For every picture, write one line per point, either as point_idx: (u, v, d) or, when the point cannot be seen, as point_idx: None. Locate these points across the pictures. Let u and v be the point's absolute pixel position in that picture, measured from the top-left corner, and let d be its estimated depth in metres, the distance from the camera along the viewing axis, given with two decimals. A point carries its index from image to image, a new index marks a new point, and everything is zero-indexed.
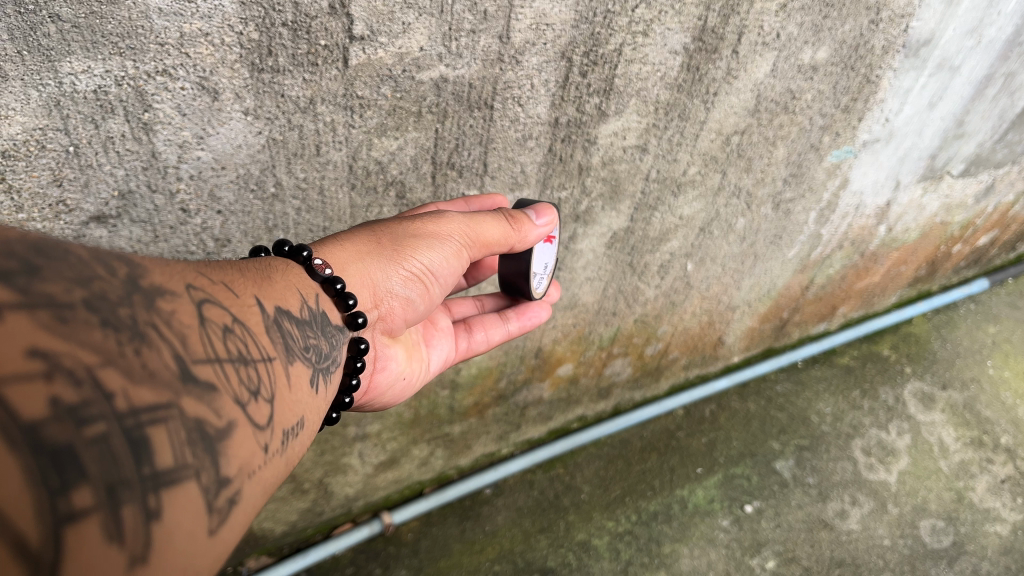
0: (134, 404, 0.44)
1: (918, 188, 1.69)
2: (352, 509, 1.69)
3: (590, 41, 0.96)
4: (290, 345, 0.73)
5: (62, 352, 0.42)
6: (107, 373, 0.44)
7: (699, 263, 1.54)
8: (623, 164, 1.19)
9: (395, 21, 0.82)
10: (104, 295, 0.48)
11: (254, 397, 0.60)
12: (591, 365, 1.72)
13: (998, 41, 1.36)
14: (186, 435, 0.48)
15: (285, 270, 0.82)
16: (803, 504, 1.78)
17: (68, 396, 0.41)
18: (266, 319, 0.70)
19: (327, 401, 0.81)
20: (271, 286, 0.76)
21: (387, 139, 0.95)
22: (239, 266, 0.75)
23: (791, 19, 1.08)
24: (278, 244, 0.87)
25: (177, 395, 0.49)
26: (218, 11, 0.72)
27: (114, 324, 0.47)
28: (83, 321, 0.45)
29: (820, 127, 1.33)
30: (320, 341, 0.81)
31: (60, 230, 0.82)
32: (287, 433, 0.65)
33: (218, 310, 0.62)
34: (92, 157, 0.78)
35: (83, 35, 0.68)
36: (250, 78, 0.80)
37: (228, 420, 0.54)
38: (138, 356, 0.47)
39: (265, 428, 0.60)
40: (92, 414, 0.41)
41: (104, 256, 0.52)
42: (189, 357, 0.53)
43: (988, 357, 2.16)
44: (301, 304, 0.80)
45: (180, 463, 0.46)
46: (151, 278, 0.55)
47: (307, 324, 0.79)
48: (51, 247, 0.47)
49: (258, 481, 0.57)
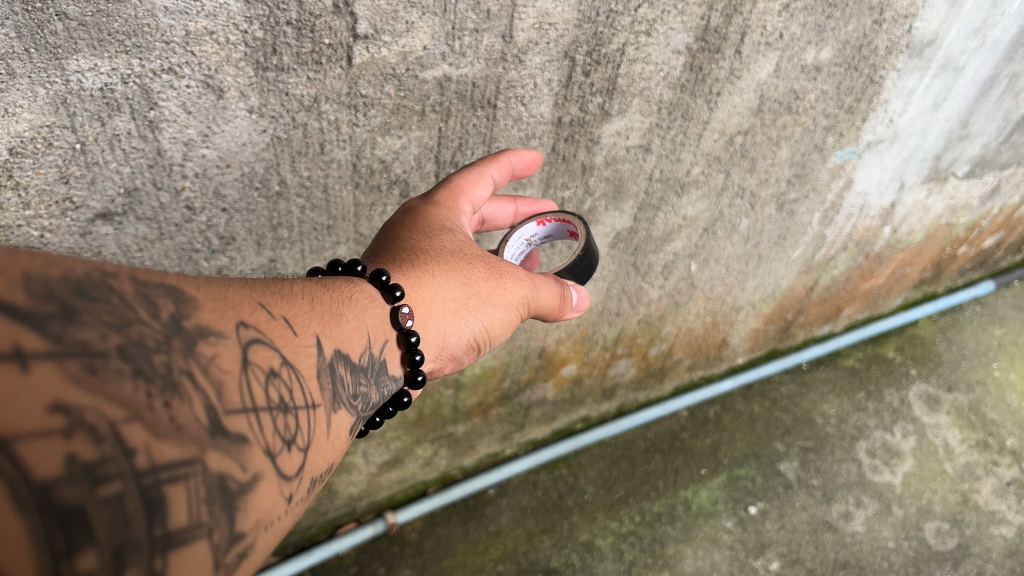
0: (155, 462, 0.44)
1: (922, 189, 1.69)
2: (356, 508, 1.69)
3: (592, 41, 0.97)
4: (338, 391, 0.70)
5: (86, 407, 0.42)
6: (131, 429, 0.44)
7: (702, 263, 1.54)
8: (626, 163, 1.20)
9: (398, 20, 0.83)
10: (141, 341, 0.48)
11: (286, 446, 0.58)
12: (594, 366, 1.72)
13: (1003, 41, 1.35)
14: (205, 493, 0.47)
15: (364, 308, 0.79)
16: (807, 506, 1.78)
17: (86, 452, 0.41)
18: (320, 362, 0.67)
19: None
20: (337, 325, 0.73)
21: (390, 138, 0.96)
22: (309, 293, 0.73)
23: (794, 19, 1.08)
24: (374, 271, 0.83)
25: (203, 450, 0.48)
26: (223, 10, 0.73)
27: (147, 374, 0.47)
28: (113, 371, 0.45)
29: (824, 127, 1.33)
30: (370, 391, 0.77)
31: (67, 227, 0.83)
32: (315, 480, 0.63)
33: (267, 351, 0.60)
34: (98, 154, 0.78)
35: (89, 33, 0.69)
36: (254, 76, 0.80)
37: (254, 473, 0.52)
38: (167, 409, 0.47)
39: (293, 479, 0.58)
40: (109, 473, 0.42)
41: (151, 293, 0.51)
42: (222, 409, 0.51)
43: (994, 360, 2.15)
44: (364, 348, 0.76)
45: (194, 523, 0.46)
46: (198, 317, 0.54)
47: (362, 370, 0.75)
48: (95, 285, 0.48)
49: (276, 534, 0.55)
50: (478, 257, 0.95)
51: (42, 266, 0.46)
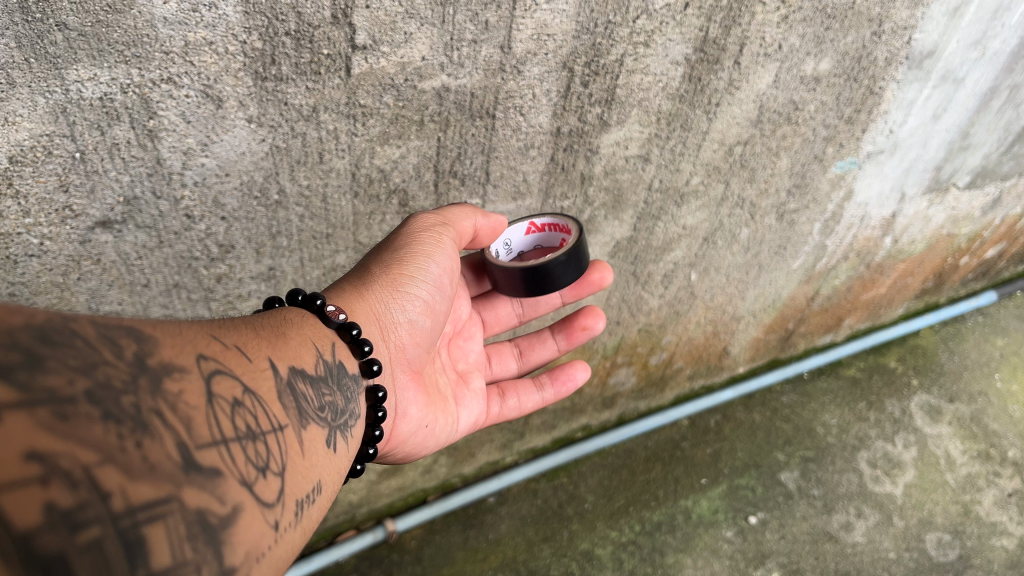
0: (131, 503, 0.45)
1: (923, 200, 1.69)
2: (356, 516, 1.70)
3: (591, 51, 0.97)
4: (304, 406, 0.73)
5: (60, 452, 0.43)
6: (104, 471, 0.45)
7: (703, 272, 1.54)
8: (626, 173, 1.20)
9: (396, 30, 0.83)
10: (108, 382, 0.49)
11: (262, 473, 0.60)
12: (594, 374, 1.72)
13: (1003, 53, 1.36)
14: (186, 530, 0.48)
15: (301, 322, 0.83)
16: (808, 516, 1.77)
17: (64, 499, 0.42)
18: (279, 382, 0.70)
19: (348, 455, 0.82)
20: (285, 343, 0.77)
21: (389, 147, 0.96)
22: (252, 325, 0.76)
23: (793, 30, 1.09)
24: (291, 293, 0.89)
25: (178, 487, 0.49)
26: (223, 20, 0.74)
27: (116, 416, 0.48)
28: (83, 415, 0.46)
29: (824, 138, 1.33)
30: (336, 397, 0.82)
31: (67, 234, 0.83)
32: (301, 501, 0.65)
33: (228, 381, 0.62)
34: (98, 163, 0.79)
35: (88, 43, 0.69)
36: (253, 86, 0.81)
37: (233, 505, 0.53)
38: (139, 450, 0.48)
39: (275, 504, 0.60)
40: (87, 517, 0.42)
41: (112, 333, 0.52)
42: (192, 443, 0.52)
43: (996, 370, 2.14)
44: (316, 358, 0.80)
45: (179, 561, 0.46)
46: (161, 355, 0.55)
47: (322, 380, 0.79)
48: (57, 331, 0.48)
49: (268, 563, 0.56)
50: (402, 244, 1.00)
51: (2, 315, 0.46)
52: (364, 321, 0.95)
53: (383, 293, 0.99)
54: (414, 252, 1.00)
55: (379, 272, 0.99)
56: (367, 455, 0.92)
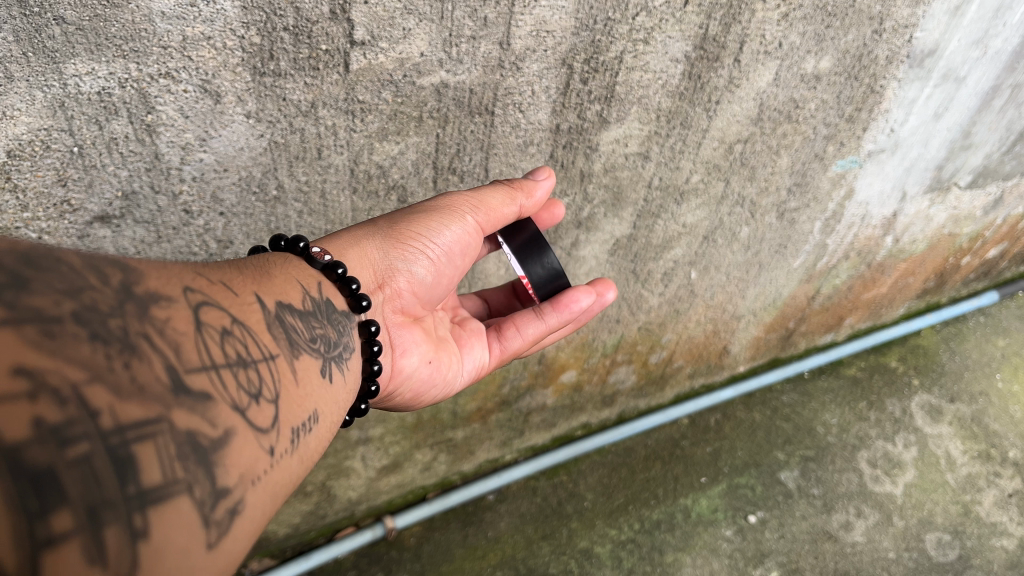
0: (120, 421, 0.45)
1: (925, 200, 1.69)
2: (355, 512, 1.70)
3: (590, 48, 0.97)
4: (295, 338, 0.73)
5: (47, 368, 0.43)
6: (93, 389, 0.45)
7: (703, 271, 1.54)
8: (625, 171, 1.20)
9: (395, 26, 0.83)
10: (93, 306, 0.49)
11: (255, 400, 0.60)
12: (594, 372, 1.72)
13: (1004, 52, 1.35)
14: (177, 449, 0.48)
15: (284, 264, 0.83)
16: (807, 515, 1.77)
17: (51, 415, 0.42)
18: (267, 316, 0.71)
19: (346, 387, 0.83)
20: (270, 281, 0.77)
21: (388, 144, 0.97)
22: (237, 265, 0.76)
23: (793, 28, 1.08)
24: (275, 240, 0.89)
25: (168, 407, 0.49)
26: (221, 15, 0.74)
27: (103, 337, 0.48)
28: (69, 334, 0.46)
29: (824, 136, 1.33)
30: (328, 330, 0.82)
31: (65, 229, 0.83)
32: (298, 429, 0.66)
33: (216, 312, 0.63)
34: (96, 158, 0.79)
35: (87, 37, 0.69)
36: (251, 81, 0.81)
37: (225, 428, 0.54)
38: (127, 369, 0.48)
39: (269, 430, 0.60)
40: (75, 433, 0.42)
41: (98, 263, 0.53)
42: (182, 367, 0.53)
43: (997, 371, 2.14)
44: (303, 295, 0.80)
45: (169, 480, 0.46)
46: (147, 284, 0.56)
47: (310, 315, 0.80)
48: (42, 257, 0.49)
49: (265, 486, 0.57)
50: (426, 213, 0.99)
51: None
52: (354, 265, 0.95)
53: (383, 241, 0.98)
54: (433, 219, 0.98)
55: (386, 223, 0.99)
56: (368, 393, 0.92)
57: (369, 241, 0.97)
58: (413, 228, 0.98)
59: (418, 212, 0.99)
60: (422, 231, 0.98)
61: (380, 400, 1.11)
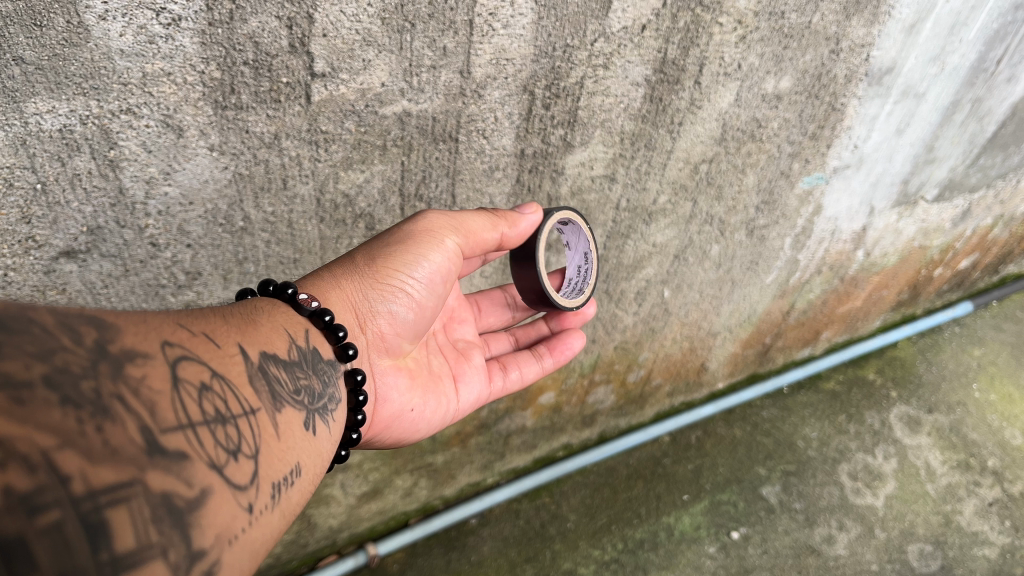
0: (93, 487, 0.45)
1: (893, 214, 1.71)
2: (336, 541, 1.69)
3: (551, 75, 0.99)
4: (277, 389, 0.74)
5: (17, 436, 0.43)
6: (65, 456, 0.45)
7: (676, 289, 1.55)
8: (592, 194, 1.22)
9: (355, 58, 0.85)
10: (66, 368, 0.49)
11: (233, 456, 0.60)
12: (573, 393, 1.73)
13: (962, 68, 1.38)
14: (151, 513, 0.48)
15: (272, 310, 0.84)
16: (790, 530, 1.78)
17: (22, 482, 0.42)
18: (250, 367, 0.71)
19: (329, 438, 0.83)
20: (256, 330, 0.78)
21: (353, 172, 0.98)
22: (222, 313, 0.76)
23: (751, 50, 1.10)
24: (262, 284, 0.89)
25: (142, 470, 0.49)
26: (180, 51, 0.75)
27: (75, 400, 0.48)
28: (40, 399, 0.46)
29: (789, 154, 1.35)
30: (312, 380, 0.83)
31: (30, 265, 0.83)
32: (278, 483, 0.66)
33: (195, 366, 0.63)
34: (60, 194, 0.79)
35: (46, 77, 0.70)
36: (213, 116, 0.82)
37: (201, 489, 0.54)
38: (99, 433, 0.48)
39: (247, 487, 0.60)
40: (46, 501, 0.42)
41: (73, 321, 0.53)
42: (157, 428, 0.53)
43: (973, 381, 2.16)
44: (288, 344, 0.81)
45: (143, 544, 0.47)
46: (123, 342, 0.56)
47: (295, 365, 0.81)
48: (14, 318, 0.49)
49: (243, 544, 0.57)
50: (398, 247, 0.97)
51: None
52: (336, 308, 0.95)
53: (363, 281, 0.98)
54: (408, 248, 0.98)
55: (364, 257, 0.98)
56: (350, 440, 0.93)
57: (345, 279, 0.97)
58: (383, 259, 0.98)
59: (388, 238, 0.99)
60: (398, 264, 0.98)
61: (364, 446, 1.13)
